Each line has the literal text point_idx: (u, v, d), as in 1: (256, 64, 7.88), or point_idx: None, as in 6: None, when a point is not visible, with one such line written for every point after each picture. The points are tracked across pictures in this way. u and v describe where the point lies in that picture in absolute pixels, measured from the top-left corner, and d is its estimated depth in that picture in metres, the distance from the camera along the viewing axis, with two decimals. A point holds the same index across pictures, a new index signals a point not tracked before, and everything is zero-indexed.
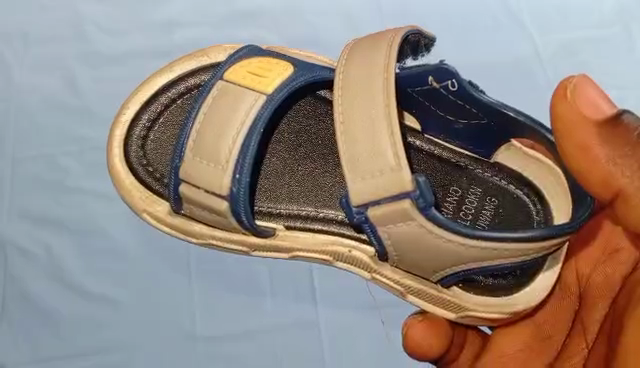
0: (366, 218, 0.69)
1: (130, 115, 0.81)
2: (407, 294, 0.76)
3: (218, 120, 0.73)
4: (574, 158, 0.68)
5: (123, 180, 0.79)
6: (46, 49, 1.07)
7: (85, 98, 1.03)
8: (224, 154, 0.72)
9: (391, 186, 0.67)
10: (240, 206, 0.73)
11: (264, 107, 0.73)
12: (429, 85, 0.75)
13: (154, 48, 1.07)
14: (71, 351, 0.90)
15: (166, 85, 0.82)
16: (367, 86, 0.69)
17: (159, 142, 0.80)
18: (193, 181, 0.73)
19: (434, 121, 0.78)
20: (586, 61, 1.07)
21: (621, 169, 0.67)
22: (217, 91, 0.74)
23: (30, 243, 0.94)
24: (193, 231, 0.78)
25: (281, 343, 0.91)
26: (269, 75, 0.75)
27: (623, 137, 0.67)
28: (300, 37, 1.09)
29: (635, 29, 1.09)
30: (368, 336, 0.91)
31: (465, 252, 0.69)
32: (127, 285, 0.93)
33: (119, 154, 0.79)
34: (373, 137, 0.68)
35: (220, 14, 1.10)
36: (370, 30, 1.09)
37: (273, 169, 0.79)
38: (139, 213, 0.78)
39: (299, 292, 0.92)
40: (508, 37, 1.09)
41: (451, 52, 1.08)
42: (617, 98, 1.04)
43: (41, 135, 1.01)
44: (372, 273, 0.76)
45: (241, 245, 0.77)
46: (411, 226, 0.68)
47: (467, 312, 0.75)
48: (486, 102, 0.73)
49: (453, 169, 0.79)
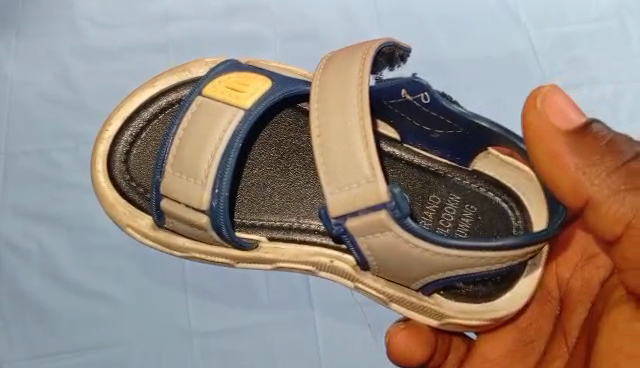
0: (345, 229, 0.70)
1: (113, 132, 0.81)
2: (389, 302, 0.76)
3: (196, 135, 0.73)
4: (545, 167, 0.67)
5: (107, 195, 0.79)
6: (42, 44, 1.06)
7: (79, 93, 1.03)
8: (203, 168, 0.72)
9: (368, 198, 0.68)
10: (220, 219, 0.73)
11: (241, 123, 0.74)
12: (402, 98, 0.75)
13: (150, 43, 1.07)
14: (67, 348, 0.90)
15: (147, 101, 0.82)
16: (342, 101, 0.70)
17: (142, 157, 0.80)
18: (173, 196, 0.73)
19: (412, 131, 0.79)
20: (583, 55, 1.07)
21: (590, 179, 0.66)
22: (196, 107, 0.75)
23: (27, 240, 0.94)
24: (176, 244, 0.78)
25: (276, 341, 0.91)
26: (247, 90, 0.75)
27: (592, 147, 0.66)
28: (296, 31, 1.09)
29: (631, 23, 1.09)
30: (364, 335, 0.91)
31: (441, 260, 0.69)
32: (121, 283, 0.93)
33: (102, 170, 0.80)
34: (349, 150, 0.69)
35: (215, 7, 1.10)
36: (365, 22, 1.09)
37: (254, 181, 0.79)
38: (124, 227, 0.79)
39: (295, 292, 0.92)
40: (505, 30, 1.09)
41: (447, 44, 1.08)
42: (615, 92, 1.04)
43: (37, 130, 1.01)
44: (354, 281, 0.76)
45: (223, 256, 0.78)
46: (387, 236, 0.69)
47: (448, 320, 0.75)
48: (459, 113, 0.74)
49: (434, 179, 0.79)
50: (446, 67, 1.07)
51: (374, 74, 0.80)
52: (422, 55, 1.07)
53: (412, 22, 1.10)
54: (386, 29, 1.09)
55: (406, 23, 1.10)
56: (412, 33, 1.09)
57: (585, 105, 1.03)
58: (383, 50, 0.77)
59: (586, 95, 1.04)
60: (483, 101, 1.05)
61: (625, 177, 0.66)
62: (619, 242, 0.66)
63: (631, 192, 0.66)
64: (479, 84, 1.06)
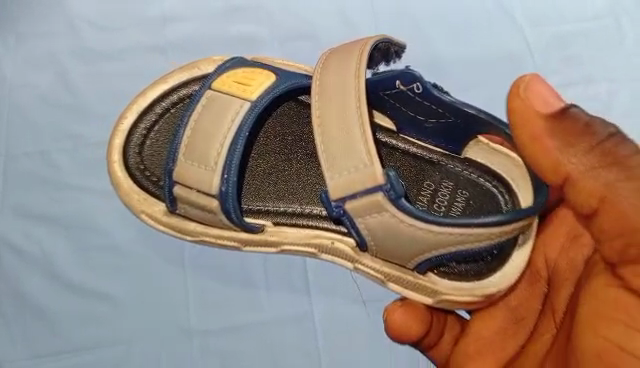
0: (344, 210, 0.78)
1: (128, 124, 0.89)
2: (387, 281, 0.83)
3: (207, 125, 0.82)
4: (528, 149, 0.73)
5: (122, 183, 0.87)
6: (40, 46, 1.07)
7: (78, 94, 1.04)
8: (213, 156, 0.81)
9: (362, 181, 0.76)
10: (229, 203, 0.81)
11: (248, 114, 0.82)
12: (397, 88, 0.83)
13: (148, 44, 1.08)
14: (67, 348, 0.91)
15: (159, 96, 0.90)
16: (340, 93, 0.78)
17: (155, 148, 0.88)
18: (186, 182, 0.82)
19: (405, 120, 0.86)
20: (578, 54, 1.08)
21: (569, 158, 0.72)
22: (206, 100, 0.83)
23: (27, 241, 0.95)
24: (188, 229, 0.86)
25: (276, 337, 0.91)
26: (253, 84, 0.83)
27: (572, 130, 0.72)
28: (293, 32, 1.09)
29: (627, 21, 1.10)
30: (363, 329, 0.92)
31: (436, 238, 0.76)
32: (121, 281, 0.93)
33: (118, 160, 0.88)
34: (347, 138, 0.77)
35: (213, 8, 1.11)
36: (361, 23, 1.10)
37: (260, 169, 0.87)
38: (137, 213, 0.87)
39: (294, 287, 0.92)
40: (500, 29, 1.10)
41: (442, 44, 1.09)
42: (610, 90, 1.05)
43: (36, 132, 1.01)
44: (355, 263, 0.84)
45: (232, 240, 0.85)
46: (384, 216, 0.77)
47: (442, 297, 0.82)
48: (447, 102, 0.81)
49: (428, 166, 0.87)
50: (442, 66, 1.07)
51: (371, 68, 0.88)
52: (418, 55, 1.08)
53: (408, 22, 1.11)
54: (382, 29, 1.10)
55: (402, 23, 1.11)
56: (408, 33, 1.10)
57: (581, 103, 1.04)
58: (379, 45, 0.84)
59: (582, 92, 1.05)
60: (479, 100, 1.06)
61: (600, 156, 0.71)
62: (595, 218, 0.72)
63: (605, 169, 0.71)
64: (475, 83, 1.07)
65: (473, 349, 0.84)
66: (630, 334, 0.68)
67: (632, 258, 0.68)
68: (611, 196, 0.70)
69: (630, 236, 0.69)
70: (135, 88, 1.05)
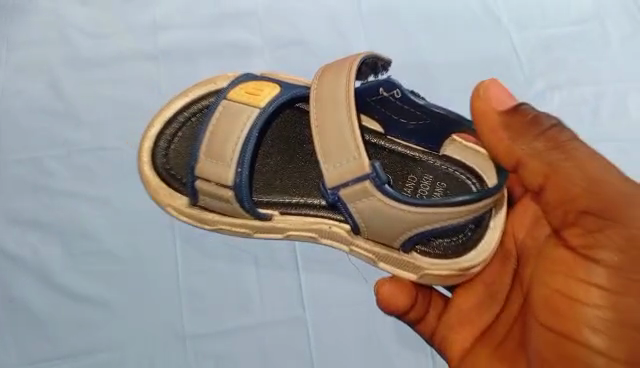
0: (338, 197, 0.84)
1: (153, 134, 0.92)
2: (378, 261, 0.89)
3: (224, 128, 0.86)
4: (488, 140, 0.84)
5: (150, 181, 0.91)
6: (33, 55, 1.09)
7: (71, 102, 1.05)
8: (229, 152, 0.85)
9: (355, 171, 0.82)
10: (242, 193, 0.86)
11: (259, 117, 0.87)
12: (381, 95, 0.88)
13: (141, 52, 1.09)
14: (57, 353, 0.90)
15: (180, 108, 0.94)
16: (333, 97, 0.84)
17: (178, 151, 0.92)
18: (205, 177, 0.86)
19: (392, 124, 0.92)
20: (564, 57, 1.10)
21: (521, 144, 0.83)
22: (222, 108, 0.88)
23: (19, 247, 0.95)
24: (206, 219, 0.90)
25: (269, 339, 0.91)
26: (262, 94, 0.89)
27: (519, 124, 0.83)
28: (284, 39, 1.11)
29: (609, 26, 1.12)
30: (356, 333, 0.92)
31: (412, 218, 0.82)
32: (114, 286, 0.93)
33: (147, 163, 0.91)
34: (339, 135, 0.83)
35: (204, 16, 1.13)
36: (350, 29, 1.13)
37: (268, 168, 0.92)
38: (163, 207, 0.90)
39: (287, 293, 0.93)
40: (485, 35, 1.12)
41: (429, 50, 1.11)
42: (595, 92, 1.07)
43: (29, 140, 1.02)
44: (350, 245, 0.89)
45: (243, 227, 0.90)
46: (371, 201, 0.83)
47: (425, 272, 0.87)
48: (422, 104, 0.86)
49: (409, 162, 0.92)
50: (430, 72, 1.09)
51: (360, 80, 0.93)
52: (407, 60, 1.10)
53: (395, 28, 1.13)
54: (370, 36, 1.12)
55: (389, 29, 1.13)
56: (396, 39, 1.12)
57: (569, 103, 1.06)
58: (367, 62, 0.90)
59: (569, 94, 1.06)
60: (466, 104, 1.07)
61: (547, 141, 0.82)
62: (542, 195, 0.83)
63: (551, 150, 0.81)
64: (463, 88, 1.08)
65: (454, 321, 0.89)
66: (579, 285, 0.77)
67: (573, 222, 0.79)
68: (552, 174, 0.81)
69: (571, 204, 0.79)
70: (127, 96, 1.06)
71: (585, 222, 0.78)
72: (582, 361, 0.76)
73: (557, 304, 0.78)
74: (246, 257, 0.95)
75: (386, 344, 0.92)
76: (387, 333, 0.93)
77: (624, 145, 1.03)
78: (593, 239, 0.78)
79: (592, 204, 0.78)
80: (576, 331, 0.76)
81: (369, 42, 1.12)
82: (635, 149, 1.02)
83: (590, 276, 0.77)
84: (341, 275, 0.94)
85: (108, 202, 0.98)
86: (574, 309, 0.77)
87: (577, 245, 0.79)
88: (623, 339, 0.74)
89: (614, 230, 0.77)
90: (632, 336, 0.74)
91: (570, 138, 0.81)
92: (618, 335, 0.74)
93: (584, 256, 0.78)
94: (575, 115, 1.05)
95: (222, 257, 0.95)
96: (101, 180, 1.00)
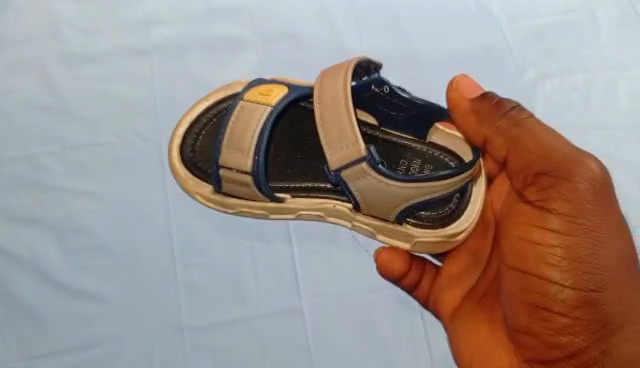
0: (340, 177, 0.90)
1: (180, 136, 1.02)
2: (376, 234, 0.97)
3: (242, 125, 0.95)
4: (463, 125, 0.93)
5: (180, 175, 0.99)
6: (25, 52, 1.09)
7: (63, 98, 1.05)
8: (246, 143, 0.94)
9: (352, 155, 0.88)
10: (261, 178, 0.95)
11: (271, 115, 0.96)
12: (374, 91, 0.92)
13: (132, 47, 1.09)
14: (54, 348, 0.89)
15: (203, 111, 1.04)
16: (331, 94, 0.91)
17: (206, 149, 1.03)
18: (227, 165, 0.95)
19: (384, 116, 0.97)
20: (554, 46, 1.10)
21: (488, 123, 0.90)
22: (239, 110, 0.96)
23: (14, 244, 0.95)
24: (231, 204, 0.97)
25: (266, 330, 0.91)
26: (272, 94, 0.97)
27: (485, 109, 0.91)
28: (275, 32, 1.11)
29: (599, 13, 1.13)
30: (353, 322, 0.92)
31: (401, 192, 0.89)
32: (110, 280, 0.93)
33: (177, 159, 1.00)
34: (338, 126, 0.89)
35: (195, 11, 1.13)
36: (342, 22, 1.13)
37: (280, 159, 1.02)
38: (192, 195, 0.98)
39: (283, 283, 0.93)
40: (476, 25, 1.12)
41: (421, 41, 1.12)
42: (586, 80, 1.07)
43: (22, 136, 1.02)
44: (352, 220, 0.97)
45: (261, 210, 0.97)
46: (367, 179, 0.89)
47: (416, 239, 0.95)
48: (406, 98, 0.92)
49: (398, 150, 0.97)
50: (422, 63, 1.10)
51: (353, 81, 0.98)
52: (399, 52, 1.11)
53: (386, 20, 1.13)
54: (361, 28, 1.13)
55: (381, 21, 1.13)
56: (387, 31, 1.12)
57: (560, 92, 1.06)
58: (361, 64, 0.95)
59: (560, 82, 1.07)
60: None
61: (509, 118, 0.89)
62: (507, 166, 0.90)
63: (512, 125, 0.88)
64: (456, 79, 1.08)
65: (444, 284, 0.96)
66: (539, 232, 0.82)
67: (531, 182, 0.85)
68: (512, 147, 0.88)
69: (527, 167, 0.86)
70: (121, 91, 1.06)
71: (542, 180, 0.84)
72: (543, 295, 0.80)
73: (521, 249, 0.83)
74: (243, 250, 0.95)
75: (385, 337, 0.91)
76: (385, 325, 0.92)
77: (615, 133, 1.03)
78: (550, 193, 0.82)
79: (546, 165, 0.84)
80: (537, 270, 0.81)
81: (360, 34, 1.12)
82: (626, 137, 1.03)
83: (549, 224, 0.82)
84: (338, 266, 0.94)
85: (103, 197, 0.98)
86: (535, 252, 0.82)
87: (535, 198, 0.84)
88: (577, 274, 0.80)
89: (567, 183, 0.82)
90: (583, 271, 0.80)
91: (529, 116, 0.89)
92: (573, 270, 0.80)
93: (542, 207, 0.83)
94: (566, 103, 1.05)
95: (219, 250, 0.95)
96: (96, 175, 1.00)
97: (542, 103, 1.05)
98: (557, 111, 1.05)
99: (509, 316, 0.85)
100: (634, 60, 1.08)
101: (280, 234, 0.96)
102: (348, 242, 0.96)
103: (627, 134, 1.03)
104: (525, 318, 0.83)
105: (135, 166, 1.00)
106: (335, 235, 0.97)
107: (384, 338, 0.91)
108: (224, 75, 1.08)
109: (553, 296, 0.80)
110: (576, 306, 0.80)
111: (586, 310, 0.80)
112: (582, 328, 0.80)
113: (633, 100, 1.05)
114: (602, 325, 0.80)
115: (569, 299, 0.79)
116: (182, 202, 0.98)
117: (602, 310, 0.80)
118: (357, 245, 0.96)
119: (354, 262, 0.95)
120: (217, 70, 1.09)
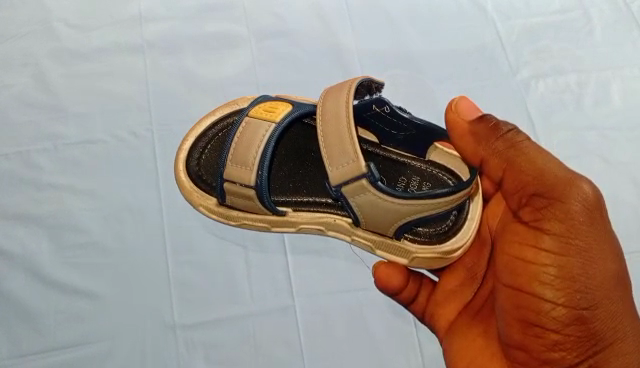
0: (341, 194, 0.85)
1: (188, 146, 0.96)
2: (376, 249, 0.91)
3: (246, 138, 0.89)
4: (460, 146, 0.88)
5: (183, 183, 0.94)
6: (19, 48, 1.09)
7: (56, 95, 1.05)
8: (251, 156, 0.87)
9: (352, 173, 0.83)
10: (264, 192, 0.88)
11: (276, 129, 0.89)
12: (374, 110, 0.90)
13: (127, 45, 1.10)
14: (46, 346, 0.89)
15: (210, 124, 0.98)
16: (334, 112, 0.86)
17: (211, 162, 0.95)
18: (231, 178, 0.88)
19: (385, 135, 0.94)
20: (548, 45, 1.10)
21: (485, 145, 0.86)
22: (244, 125, 0.90)
23: (6, 240, 0.94)
24: (232, 216, 0.93)
25: (259, 329, 0.91)
26: (277, 110, 0.91)
27: (482, 132, 0.86)
28: (270, 30, 1.12)
29: (594, 14, 1.13)
30: (345, 322, 0.92)
31: (404, 207, 0.83)
32: (102, 278, 0.92)
33: (182, 169, 0.95)
34: (341, 144, 0.84)
35: (190, 8, 1.14)
36: (335, 20, 1.13)
37: (282, 173, 0.95)
38: (196, 207, 0.94)
39: (276, 284, 0.93)
40: (471, 24, 1.13)
41: (416, 39, 1.12)
42: (580, 80, 1.07)
43: (15, 133, 1.02)
44: (352, 235, 0.92)
45: (261, 221, 0.92)
46: (368, 195, 0.84)
47: (415, 255, 0.90)
48: (406, 119, 0.89)
49: (398, 166, 0.94)
50: (416, 61, 1.10)
51: (356, 99, 0.94)
52: (394, 50, 1.11)
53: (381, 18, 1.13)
54: (356, 26, 1.13)
55: (375, 19, 1.13)
56: (381, 30, 1.13)
57: (554, 92, 1.06)
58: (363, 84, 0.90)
59: (554, 82, 1.07)
60: (453, 92, 1.07)
61: (506, 141, 0.85)
62: (503, 185, 0.86)
63: (508, 146, 0.84)
64: (450, 78, 1.08)
65: (440, 298, 0.93)
66: (533, 251, 0.79)
67: (526, 202, 0.82)
68: (510, 167, 0.84)
69: (523, 189, 0.82)
70: (115, 89, 1.06)
71: (537, 199, 0.80)
72: (536, 313, 0.77)
73: (515, 268, 0.80)
74: (234, 249, 0.95)
75: (377, 336, 0.91)
76: (377, 324, 0.92)
77: (608, 132, 1.03)
78: (544, 214, 0.79)
79: (540, 187, 0.80)
80: (530, 289, 0.78)
81: (355, 32, 1.12)
82: (619, 136, 1.03)
83: (542, 244, 0.78)
84: (330, 265, 0.94)
85: (96, 195, 0.97)
86: (529, 271, 0.78)
87: (530, 220, 0.81)
88: (569, 294, 0.76)
89: (561, 204, 0.78)
90: (576, 291, 0.76)
91: (525, 139, 0.85)
92: (565, 289, 0.76)
93: (536, 228, 0.80)
94: (559, 103, 1.05)
95: (211, 249, 0.95)
96: (90, 172, 0.99)
97: (536, 102, 1.06)
98: (550, 111, 1.05)
99: (502, 330, 0.83)
100: (628, 61, 1.09)
101: (273, 235, 0.96)
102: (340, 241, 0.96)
103: (620, 134, 1.03)
104: (518, 334, 0.80)
105: (127, 164, 1.00)
106: (327, 236, 0.96)
107: (376, 339, 0.91)
108: (218, 74, 1.08)
109: (546, 314, 0.77)
110: (569, 324, 0.77)
111: (577, 328, 0.77)
112: (574, 343, 0.77)
113: (626, 100, 1.05)
114: (593, 341, 0.77)
115: (562, 317, 0.76)
116: (174, 201, 0.98)
117: (593, 327, 0.77)
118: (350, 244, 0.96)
119: (345, 262, 0.95)
120: (211, 68, 1.09)
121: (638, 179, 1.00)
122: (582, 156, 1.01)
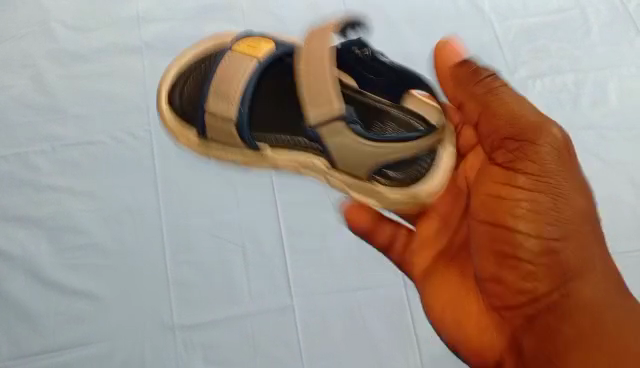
0: (317, 134, 0.83)
1: (171, 79, 0.95)
2: (348, 187, 0.86)
3: (229, 74, 0.87)
4: (443, 83, 0.81)
5: (170, 124, 0.94)
6: (18, 49, 1.10)
7: (55, 96, 1.06)
8: (234, 85, 0.87)
9: (328, 115, 0.80)
10: (245, 132, 0.87)
11: (256, 69, 0.87)
12: (355, 50, 0.86)
13: (125, 45, 1.11)
14: (46, 348, 0.89)
15: (194, 57, 0.95)
16: (314, 50, 0.81)
17: (196, 85, 0.92)
18: (212, 109, 0.87)
19: (365, 83, 0.89)
20: (545, 44, 1.11)
21: (459, 87, 0.79)
22: (228, 58, 0.89)
23: (5, 241, 0.94)
24: (210, 144, 0.92)
25: (258, 329, 0.91)
26: (258, 45, 0.89)
27: (462, 74, 0.78)
28: (268, 30, 1.12)
29: (591, 14, 1.13)
30: (344, 322, 0.92)
31: (382, 149, 0.80)
32: (102, 279, 0.92)
33: (165, 104, 0.94)
34: (321, 82, 0.80)
35: (188, 9, 1.14)
36: (332, 18, 1.14)
37: (263, 92, 0.90)
38: (177, 139, 0.94)
39: (274, 284, 0.93)
40: (468, 24, 1.13)
41: (413, 40, 1.12)
42: (577, 80, 1.07)
43: (14, 134, 1.02)
44: (325, 173, 0.87)
45: (234, 151, 0.90)
46: (344, 139, 0.81)
47: (386, 199, 0.83)
48: (387, 63, 0.84)
49: (379, 112, 0.87)
50: (414, 61, 1.10)
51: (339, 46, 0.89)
52: (392, 49, 1.11)
53: (378, 19, 1.14)
54: (354, 25, 1.13)
55: (373, 20, 1.14)
56: (379, 30, 1.13)
57: (552, 92, 1.07)
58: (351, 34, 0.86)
59: (551, 82, 1.07)
60: None
61: (484, 85, 0.76)
62: (479, 129, 0.78)
63: (484, 87, 0.76)
64: None
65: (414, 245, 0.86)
66: (506, 187, 0.73)
67: (499, 145, 0.75)
68: (484, 111, 0.76)
69: (497, 127, 0.75)
70: (114, 90, 1.07)
71: (509, 142, 0.74)
72: (513, 247, 0.71)
73: (489, 205, 0.74)
74: (233, 249, 0.95)
75: (376, 334, 0.91)
76: (375, 321, 0.92)
77: (605, 132, 1.03)
78: (517, 155, 0.73)
79: (509, 127, 0.74)
80: (507, 223, 0.71)
81: None
82: (616, 136, 1.03)
83: (516, 182, 0.72)
84: (329, 265, 0.94)
85: (95, 196, 0.98)
86: (502, 206, 0.72)
87: (504, 160, 0.74)
88: (546, 231, 0.69)
89: (531, 143, 0.72)
90: (552, 227, 0.69)
91: (505, 84, 0.77)
92: (536, 221, 0.70)
93: (510, 168, 0.73)
94: (556, 102, 1.05)
95: (210, 249, 0.95)
96: (89, 173, 0.99)
97: (533, 101, 1.06)
98: (548, 109, 1.05)
99: (476, 266, 0.76)
100: (625, 59, 1.09)
101: (271, 235, 0.96)
102: (339, 240, 0.96)
103: (618, 134, 1.03)
104: (493, 265, 0.74)
105: (126, 164, 1.00)
106: (325, 234, 0.96)
107: (376, 339, 0.91)
108: None
109: (521, 247, 0.70)
110: (542, 254, 0.69)
111: (549, 278, 0.69)
112: (546, 296, 0.70)
113: (623, 100, 1.06)
114: (566, 276, 0.69)
115: (537, 256, 0.70)
116: (172, 201, 0.98)
117: (573, 283, 0.68)
118: (348, 243, 0.96)
119: (343, 261, 0.95)
120: None
121: (636, 178, 0.99)
122: (580, 155, 1.01)
